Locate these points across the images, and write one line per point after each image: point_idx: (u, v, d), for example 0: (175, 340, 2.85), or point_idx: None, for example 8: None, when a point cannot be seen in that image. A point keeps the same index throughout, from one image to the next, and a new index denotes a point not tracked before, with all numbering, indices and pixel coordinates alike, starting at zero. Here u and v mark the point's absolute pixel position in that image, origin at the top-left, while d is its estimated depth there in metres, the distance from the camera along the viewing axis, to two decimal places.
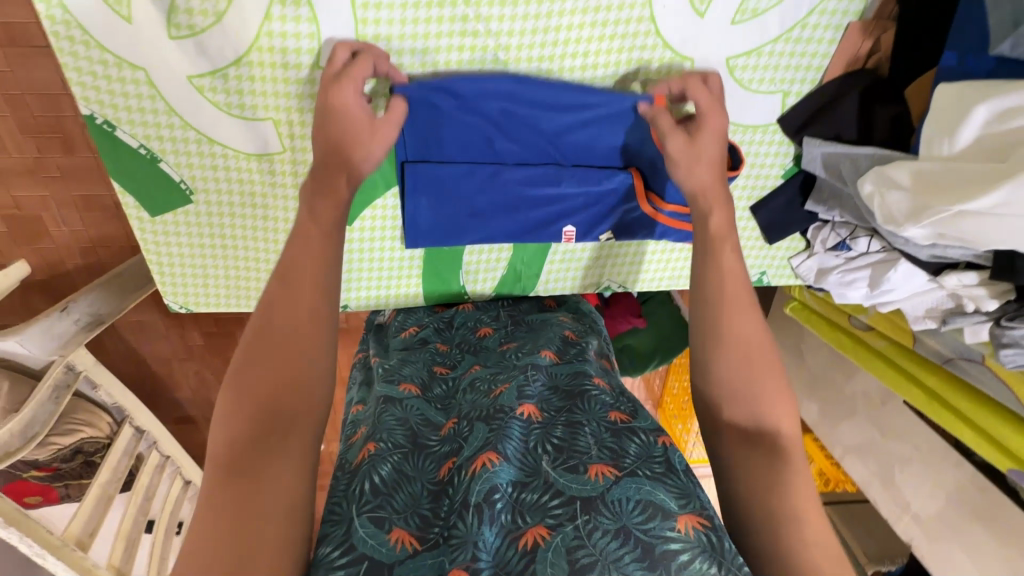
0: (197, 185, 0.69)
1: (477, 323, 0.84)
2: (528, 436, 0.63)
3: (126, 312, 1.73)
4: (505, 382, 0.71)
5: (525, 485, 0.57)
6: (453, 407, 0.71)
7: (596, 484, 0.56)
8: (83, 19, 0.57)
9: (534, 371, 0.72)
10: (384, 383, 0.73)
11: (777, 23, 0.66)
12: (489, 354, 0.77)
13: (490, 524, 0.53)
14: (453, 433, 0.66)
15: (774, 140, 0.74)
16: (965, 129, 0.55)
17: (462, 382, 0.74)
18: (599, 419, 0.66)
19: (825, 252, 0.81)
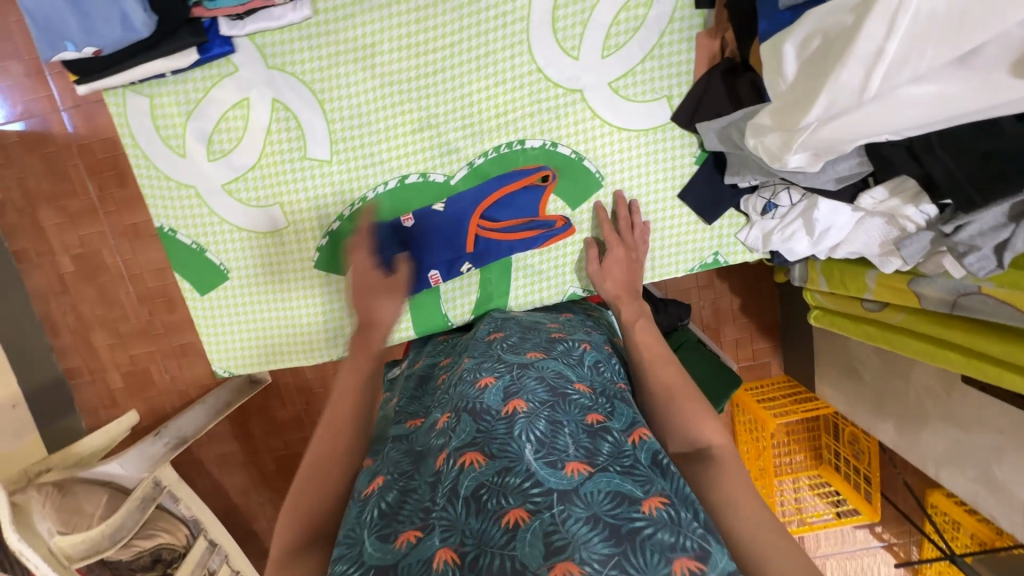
0: (232, 265, 0.91)
1: (483, 331, 0.83)
2: (513, 428, 0.56)
3: (212, 446, 1.94)
4: (490, 380, 0.65)
5: (509, 469, 0.52)
6: (447, 403, 0.66)
7: (572, 479, 0.52)
8: (157, 162, 0.87)
9: (521, 368, 0.66)
10: (393, 426, 0.71)
11: (637, 48, 0.84)
12: (479, 352, 0.75)
13: (475, 512, 0.51)
14: (444, 428, 0.62)
15: (676, 135, 0.88)
16: (785, 65, 0.66)
17: (453, 377, 0.71)
18: (577, 420, 0.60)
19: (761, 218, 0.87)
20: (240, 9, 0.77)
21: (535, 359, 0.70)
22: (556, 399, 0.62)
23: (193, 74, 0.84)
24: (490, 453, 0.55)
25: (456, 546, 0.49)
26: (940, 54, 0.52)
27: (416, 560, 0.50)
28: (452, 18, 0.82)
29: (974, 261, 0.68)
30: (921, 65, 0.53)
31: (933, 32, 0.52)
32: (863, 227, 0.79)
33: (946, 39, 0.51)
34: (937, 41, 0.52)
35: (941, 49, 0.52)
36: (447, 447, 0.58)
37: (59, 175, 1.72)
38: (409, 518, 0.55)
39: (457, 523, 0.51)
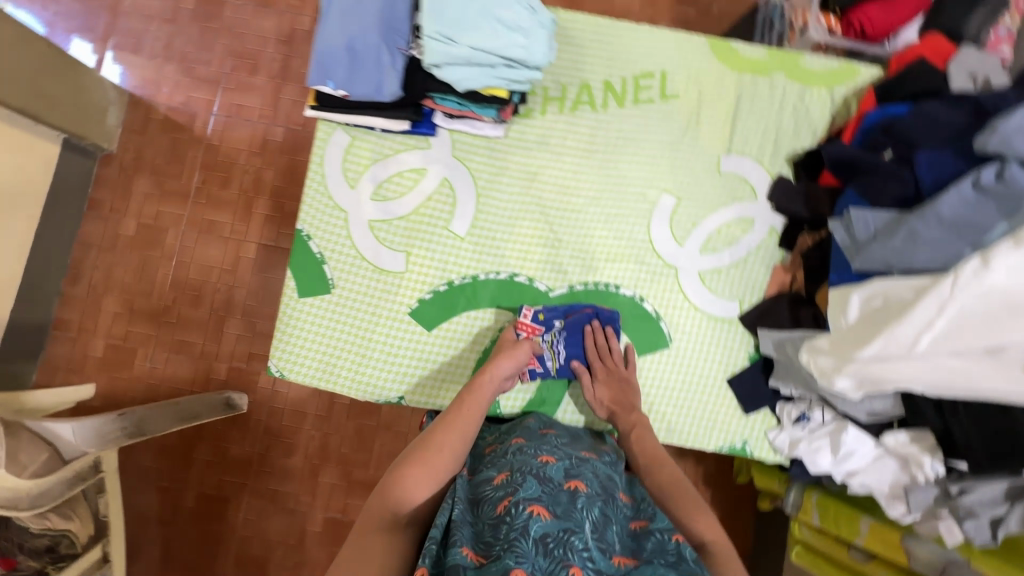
0: (339, 284, 1.02)
1: (542, 424, 0.95)
2: (575, 503, 0.69)
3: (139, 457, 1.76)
4: (551, 458, 0.79)
5: (573, 531, 0.63)
6: (504, 465, 0.78)
7: (621, 567, 0.64)
8: (328, 183, 1.04)
9: (579, 461, 0.81)
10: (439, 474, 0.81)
11: (728, 257, 1.06)
12: (535, 436, 0.88)
13: (544, 554, 0.60)
14: (506, 482, 0.72)
15: (739, 331, 1.05)
16: (850, 309, 0.85)
17: (510, 446, 0.83)
18: (622, 521, 0.75)
19: (792, 425, 0.99)
20: (456, 112, 1.01)
21: (589, 458, 0.84)
22: (606, 495, 0.76)
23: (395, 137, 1.05)
24: (555, 513, 0.66)
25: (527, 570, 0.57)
26: (977, 339, 0.71)
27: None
28: (599, 179, 1.07)
29: (973, 526, 0.79)
30: (962, 341, 0.72)
31: (975, 322, 0.71)
32: (878, 465, 0.91)
33: (983, 330, 0.70)
34: (976, 329, 0.71)
35: (978, 335, 0.71)
36: (513, 496, 0.68)
37: (175, 158, 1.86)
38: (470, 545, 0.64)
39: (528, 556, 0.59)
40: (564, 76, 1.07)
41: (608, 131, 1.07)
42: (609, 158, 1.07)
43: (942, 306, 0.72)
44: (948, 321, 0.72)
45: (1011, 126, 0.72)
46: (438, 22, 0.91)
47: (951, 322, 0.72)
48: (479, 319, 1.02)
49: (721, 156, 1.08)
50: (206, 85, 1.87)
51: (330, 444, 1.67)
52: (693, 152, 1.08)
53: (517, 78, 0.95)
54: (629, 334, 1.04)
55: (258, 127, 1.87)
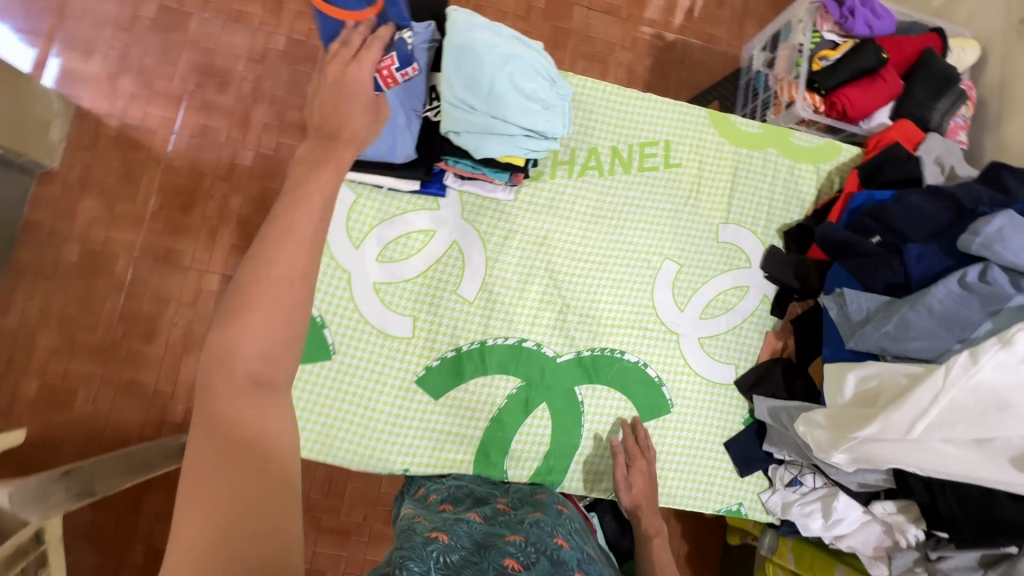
0: (339, 349, 0.97)
1: (554, 503, 0.92)
2: None
3: None
4: (565, 543, 0.74)
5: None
6: (519, 530, 0.76)
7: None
8: (329, 241, 0.98)
9: (588, 556, 0.75)
10: (454, 518, 0.80)
11: (725, 322, 1.10)
12: (552, 514, 0.85)
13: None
14: (519, 545, 0.69)
15: (735, 394, 1.09)
16: (846, 387, 0.90)
17: (527, 518, 0.81)
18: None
19: (785, 488, 1.04)
20: (468, 173, 1.00)
21: (597, 559, 0.78)
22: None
23: (402, 196, 1.01)
24: None
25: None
26: (969, 432, 0.77)
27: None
28: (606, 244, 1.08)
29: None
30: (955, 433, 0.78)
31: (966, 416, 0.77)
32: (864, 529, 0.98)
33: (973, 423, 0.77)
34: (968, 422, 0.77)
35: (970, 428, 0.77)
36: (526, 561, 0.64)
37: (128, 178, 1.60)
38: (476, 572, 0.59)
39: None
40: (574, 141, 1.08)
41: (615, 197, 1.09)
42: (615, 223, 1.09)
43: (939, 399, 0.78)
44: (943, 412, 0.78)
45: (992, 230, 0.81)
46: (459, 89, 0.90)
47: (947, 413, 0.78)
48: (487, 388, 1.00)
49: (718, 225, 1.12)
50: (166, 99, 1.63)
51: None
52: (694, 217, 1.11)
53: (534, 147, 0.94)
54: (633, 399, 1.05)
55: (225, 149, 1.65)
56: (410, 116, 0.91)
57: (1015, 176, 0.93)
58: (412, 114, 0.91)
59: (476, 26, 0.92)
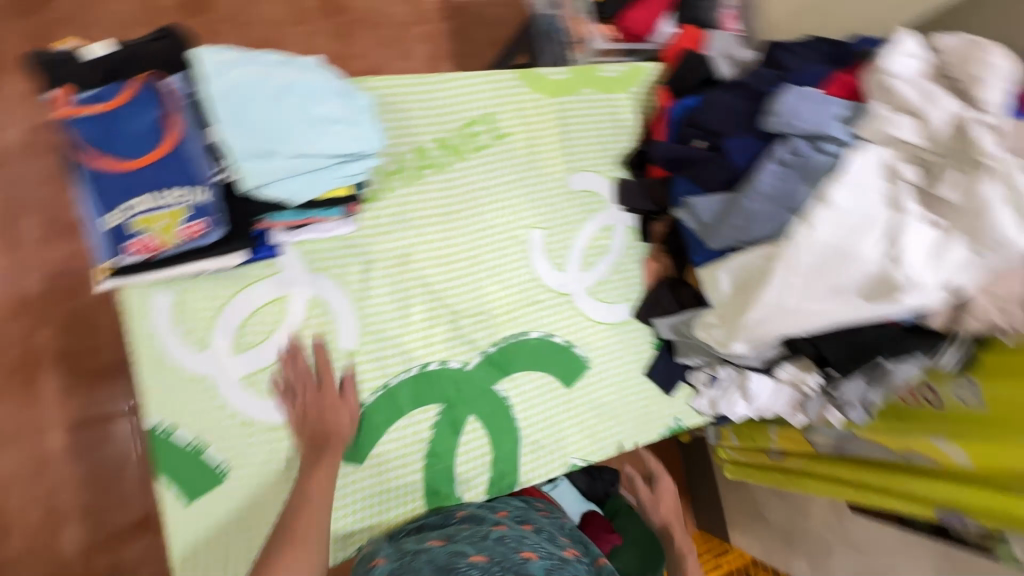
0: (232, 464, 0.85)
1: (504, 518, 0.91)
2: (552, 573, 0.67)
3: None
4: (533, 555, 0.72)
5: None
6: (483, 548, 0.73)
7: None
8: (168, 355, 0.83)
9: (561, 560, 0.74)
10: (415, 546, 0.78)
11: (606, 265, 1.14)
12: (517, 527, 0.83)
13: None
14: (483, 567, 0.67)
15: (638, 326, 1.14)
16: (722, 284, 0.98)
17: (492, 534, 0.79)
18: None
19: (707, 388, 1.13)
20: (296, 223, 0.89)
21: (571, 556, 0.78)
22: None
23: (230, 273, 0.87)
24: None
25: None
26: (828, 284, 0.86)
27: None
28: (470, 236, 1.04)
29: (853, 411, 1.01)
30: (818, 289, 0.86)
31: (821, 272, 0.86)
32: (778, 393, 1.09)
33: (827, 274, 0.85)
34: (824, 276, 0.85)
35: (827, 280, 0.85)
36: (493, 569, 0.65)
37: None
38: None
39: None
40: (397, 146, 1.01)
41: (460, 186, 1.05)
42: (470, 212, 1.05)
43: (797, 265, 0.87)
44: (804, 275, 0.87)
45: (786, 106, 0.89)
46: (242, 139, 0.77)
47: (807, 275, 0.87)
48: (410, 428, 0.95)
49: (566, 177, 1.13)
50: None
51: None
52: (541, 177, 1.12)
53: (354, 172, 0.86)
54: (553, 371, 1.06)
55: None
56: (187, 203, 0.77)
57: (788, 52, 1.03)
58: (187, 199, 0.78)
59: (234, 62, 0.79)
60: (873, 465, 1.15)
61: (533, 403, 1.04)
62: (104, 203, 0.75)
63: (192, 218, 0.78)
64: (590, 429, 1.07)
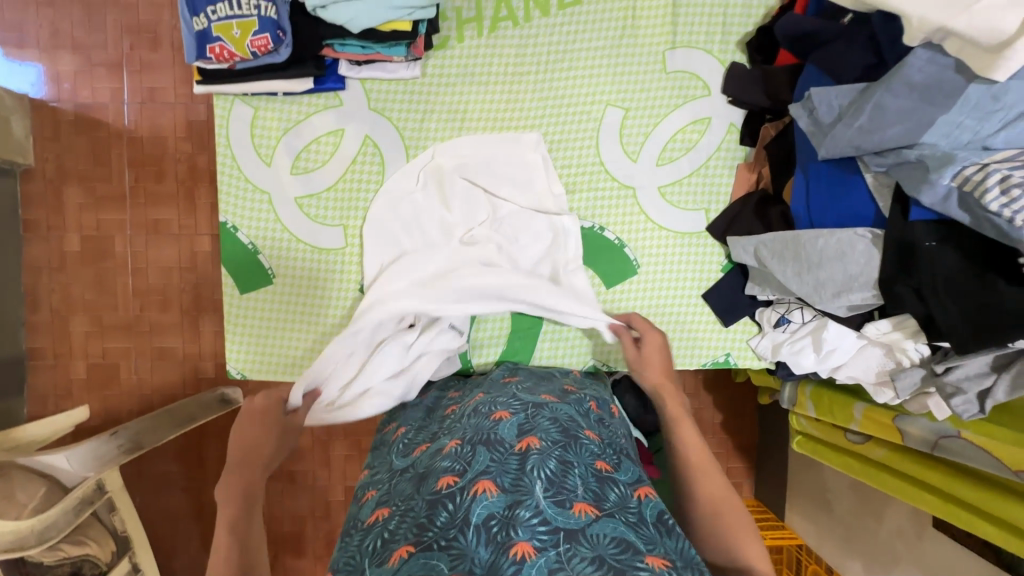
0: (279, 271, 0.96)
1: (492, 409, 0.71)
2: (525, 464, 0.60)
3: (144, 462, 1.70)
4: (505, 414, 0.69)
5: (519, 503, 0.55)
6: (457, 431, 0.70)
7: (580, 519, 0.54)
8: (242, 164, 0.94)
9: (535, 409, 0.71)
10: (399, 456, 0.72)
11: (688, 163, 0.98)
12: (495, 390, 0.80)
13: (486, 542, 0.52)
14: (455, 453, 0.64)
15: (708, 243, 0.99)
16: (824, 235, 0.79)
17: (466, 409, 0.75)
18: (588, 462, 0.63)
19: (773, 329, 0.96)
20: (362, 57, 0.89)
21: (549, 402, 0.75)
22: (568, 439, 0.65)
23: (300, 98, 0.93)
24: (501, 486, 0.57)
25: (465, 573, 0.50)
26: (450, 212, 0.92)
27: (409, 574, 0.50)
28: (538, 105, 0.96)
29: (960, 402, 0.77)
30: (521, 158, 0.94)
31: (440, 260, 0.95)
32: (863, 355, 0.89)
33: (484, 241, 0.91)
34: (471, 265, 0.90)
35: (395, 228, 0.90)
36: (458, 474, 0.60)
37: (97, 161, 1.65)
38: (403, 536, 0.55)
39: (466, 551, 0.52)
40: None
41: (537, 47, 0.95)
42: (543, 76, 0.96)
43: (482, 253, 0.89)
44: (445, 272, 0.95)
45: None
46: None
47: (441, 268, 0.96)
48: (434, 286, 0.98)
49: (666, 51, 0.96)
50: (107, 71, 1.62)
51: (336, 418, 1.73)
52: (537, 83, 0.96)
53: (416, 3, 0.82)
54: (594, 266, 0.99)
55: (178, 109, 1.65)
56: (257, 14, 0.81)
57: None
58: (258, 10, 0.81)
59: None
60: (991, 487, 0.89)
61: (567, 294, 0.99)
62: (195, 5, 0.83)
63: (259, 31, 0.82)
64: (621, 336, 1.00)
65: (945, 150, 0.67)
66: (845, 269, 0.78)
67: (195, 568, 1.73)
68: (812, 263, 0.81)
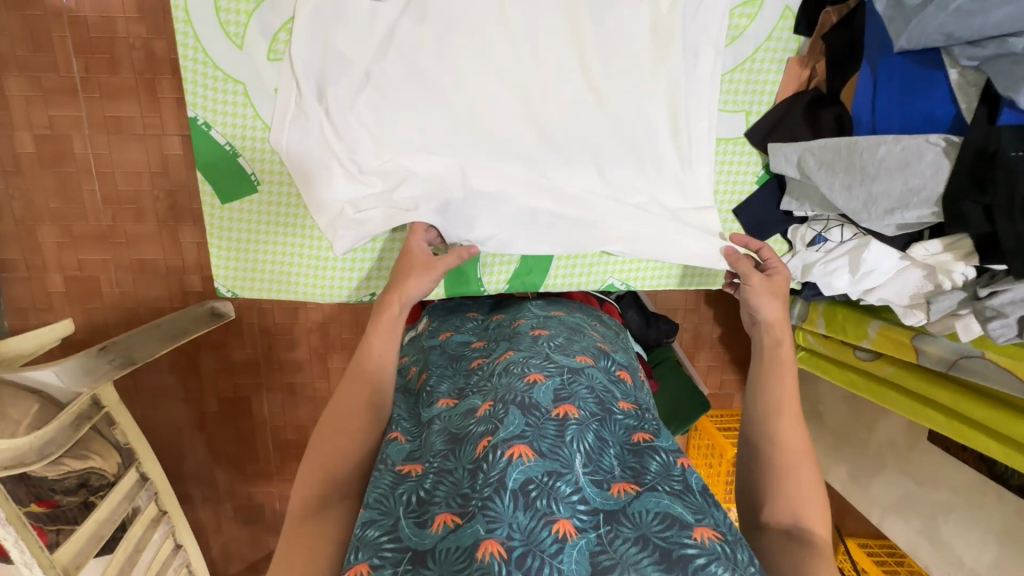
0: (263, 178, 0.85)
1: (525, 368, 0.64)
2: (564, 434, 0.56)
3: (140, 374, 1.67)
4: (540, 375, 0.63)
5: (559, 474, 0.52)
6: (488, 391, 0.63)
7: (618, 500, 0.52)
8: (206, 45, 0.78)
9: (572, 373, 0.64)
10: (424, 408, 0.66)
11: (732, 56, 0.85)
12: (526, 346, 0.70)
13: (524, 507, 0.49)
14: (487, 413, 0.59)
15: (744, 151, 0.89)
16: (883, 142, 0.71)
17: (496, 366, 0.67)
18: (622, 440, 0.59)
19: (806, 249, 0.90)
20: None
21: (584, 365, 0.67)
22: (604, 415, 0.61)
23: None
24: (540, 450, 0.53)
25: (503, 539, 0.47)
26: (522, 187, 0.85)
27: (454, 546, 0.48)
28: None
29: (996, 326, 0.73)
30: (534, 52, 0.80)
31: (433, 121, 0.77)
32: (902, 277, 0.84)
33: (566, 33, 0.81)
34: (610, 69, 0.82)
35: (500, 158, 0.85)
36: (492, 436, 0.55)
37: (37, 44, 1.42)
38: (445, 502, 0.52)
39: (504, 517, 0.48)
40: None
41: None
42: None
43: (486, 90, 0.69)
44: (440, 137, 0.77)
45: None
46: None
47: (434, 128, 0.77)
48: None
49: None
50: None
51: (332, 331, 1.69)
52: None
53: None
54: None
55: None
56: None
57: None
58: None
59: None
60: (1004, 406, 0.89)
61: None
62: None
63: None
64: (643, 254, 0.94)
65: None
66: (905, 182, 0.70)
67: (204, 472, 1.77)
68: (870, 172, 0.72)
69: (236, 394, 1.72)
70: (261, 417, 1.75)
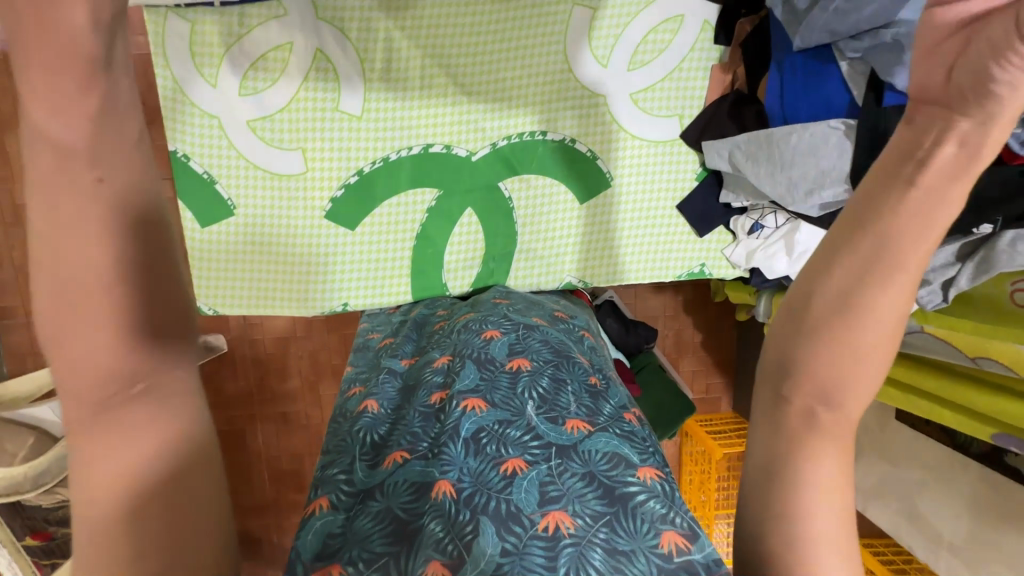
0: (239, 202, 0.92)
1: (482, 327, 0.69)
2: (515, 385, 0.60)
3: None
4: (496, 333, 0.68)
5: (510, 422, 0.56)
6: (448, 346, 0.69)
7: (572, 436, 0.55)
8: (184, 85, 0.87)
9: (527, 329, 0.69)
10: (387, 358, 0.72)
11: (661, 67, 0.93)
12: (485, 309, 0.77)
13: (474, 453, 0.53)
14: (445, 369, 0.64)
15: (682, 151, 0.96)
16: (793, 131, 0.78)
17: (456, 324, 0.73)
18: (580, 379, 0.63)
19: (747, 237, 0.96)
20: None
21: (540, 323, 0.72)
22: (559, 358, 0.65)
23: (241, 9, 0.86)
24: (491, 402, 0.58)
25: (454, 480, 0.51)
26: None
27: (401, 479, 0.53)
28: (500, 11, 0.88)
29: (925, 294, 0.80)
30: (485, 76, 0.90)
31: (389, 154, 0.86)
32: None
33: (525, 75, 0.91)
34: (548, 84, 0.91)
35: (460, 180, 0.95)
36: (448, 390, 0.60)
37: None
38: (399, 440, 0.57)
39: (455, 461, 0.52)
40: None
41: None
42: None
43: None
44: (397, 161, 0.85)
45: None
46: None
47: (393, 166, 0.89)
48: (404, 207, 0.95)
49: None
50: None
51: (321, 357, 1.73)
52: None
53: None
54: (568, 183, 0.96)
55: None
56: None
57: None
58: None
59: None
60: (953, 375, 0.93)
61: (539, 212, 0.97)
62: None
63: None
64: (599, 252, 0.99)
65: (922, 28, 0.64)
66: (818, 165, 0.76)
67: None
68: (784, 159, 0.79)
69: (230, 425, 1.75)
70: (255, 448, 1.77)
